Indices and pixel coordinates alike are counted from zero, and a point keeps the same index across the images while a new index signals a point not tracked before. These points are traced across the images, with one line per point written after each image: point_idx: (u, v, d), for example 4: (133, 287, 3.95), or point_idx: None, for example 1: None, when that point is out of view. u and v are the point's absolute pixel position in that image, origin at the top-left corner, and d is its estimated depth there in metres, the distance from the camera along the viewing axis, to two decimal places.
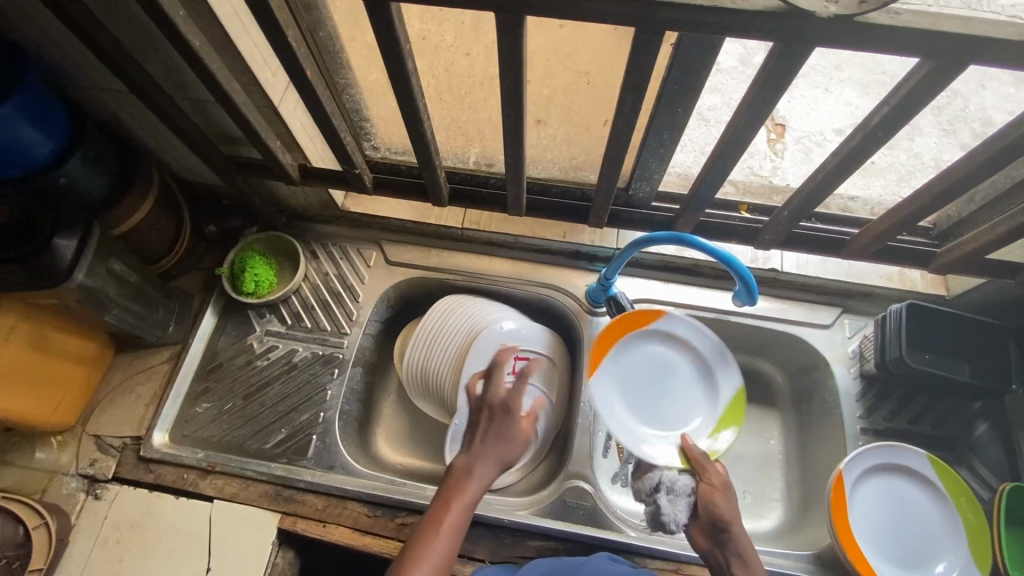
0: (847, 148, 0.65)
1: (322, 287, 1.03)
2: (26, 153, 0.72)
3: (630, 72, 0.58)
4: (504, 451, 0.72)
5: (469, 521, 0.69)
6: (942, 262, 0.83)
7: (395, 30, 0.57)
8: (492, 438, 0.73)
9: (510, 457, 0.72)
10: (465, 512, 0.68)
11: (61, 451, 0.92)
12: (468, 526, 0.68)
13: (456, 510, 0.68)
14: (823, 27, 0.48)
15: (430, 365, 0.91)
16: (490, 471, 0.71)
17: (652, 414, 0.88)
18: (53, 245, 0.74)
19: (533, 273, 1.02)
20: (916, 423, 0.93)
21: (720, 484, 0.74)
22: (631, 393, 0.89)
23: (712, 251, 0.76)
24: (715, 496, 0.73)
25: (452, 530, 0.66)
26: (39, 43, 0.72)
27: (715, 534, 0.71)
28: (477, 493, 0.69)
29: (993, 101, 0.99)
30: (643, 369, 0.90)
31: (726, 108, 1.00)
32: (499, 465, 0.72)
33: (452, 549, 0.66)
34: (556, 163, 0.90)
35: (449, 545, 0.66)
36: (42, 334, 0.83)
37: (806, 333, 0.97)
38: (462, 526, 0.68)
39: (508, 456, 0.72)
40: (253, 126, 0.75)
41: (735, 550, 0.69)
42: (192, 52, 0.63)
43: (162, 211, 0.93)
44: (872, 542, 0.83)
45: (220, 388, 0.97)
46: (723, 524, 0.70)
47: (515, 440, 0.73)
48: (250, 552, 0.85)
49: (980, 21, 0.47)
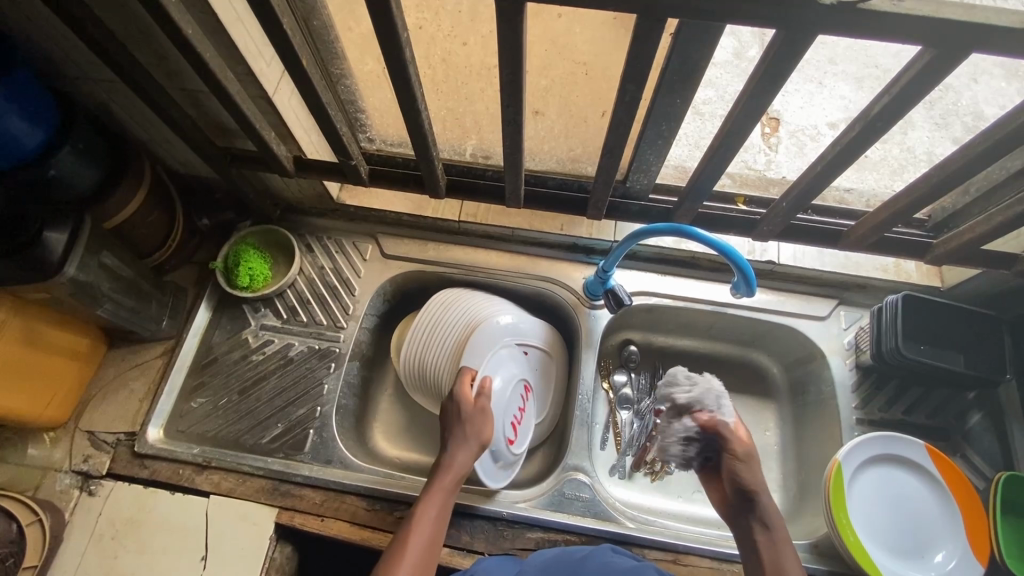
0: (846, 138, 0.65)
1: (318, 281, 1.02)
2: (14, 144, 0.71)
3: (631, 62, 0.57)
4: (469, 435, 0.79)
5: (450, 503, 0.77)
6: (937, 253, 0.84)
7: (392, 18, 0.56)
8: (455, 429, 0.80)
9: (474, 440, 0.79)
10: (442, 502, 0.76)
11: (54, 447, 0.91)
12: (448, 511, 0.76)
13: (433, 500, 0.75)
14: (825, 14, 0.48)
15: (429, 357, 0.90)
16: (459, 455, 0.78)
17: (877, 529, 0.84)
18: (44, 238, 0.73)
19: (530, 266, 1.02)
20: (912, 413, 0.94)
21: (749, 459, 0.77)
22: (893, 522, 0.85)
23: (711, 243, 0.76)
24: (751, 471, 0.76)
25: (432, 516, 0.74)
26: (26, 31, 0.71)
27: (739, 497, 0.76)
28: (450, 482, 0.77)
29: (984, 95, 0.97)
30: (929, 509, 0.85)
31: (721, 102, 0.99)
32: (468, 449, 0.79)
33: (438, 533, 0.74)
34: (554, 155, 0.90)
35: (432, 534, 0.73)
36: (34, 329, 0.82)
37: (801, 325, 0.97)
38: (442, 515, 0.75)
39: (475, 435, 0.79)
40: (247, 116, 0.74)
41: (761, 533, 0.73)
42: (184, 40, 0.62)
43: (154, 204, 0.92)
44: (906, 566, 0.82)
45: (216, 382, 0.96)
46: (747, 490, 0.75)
47: (475, 422, 0.80)
48: (247, 548, 0.84)
49: (982, 8, 0.47)
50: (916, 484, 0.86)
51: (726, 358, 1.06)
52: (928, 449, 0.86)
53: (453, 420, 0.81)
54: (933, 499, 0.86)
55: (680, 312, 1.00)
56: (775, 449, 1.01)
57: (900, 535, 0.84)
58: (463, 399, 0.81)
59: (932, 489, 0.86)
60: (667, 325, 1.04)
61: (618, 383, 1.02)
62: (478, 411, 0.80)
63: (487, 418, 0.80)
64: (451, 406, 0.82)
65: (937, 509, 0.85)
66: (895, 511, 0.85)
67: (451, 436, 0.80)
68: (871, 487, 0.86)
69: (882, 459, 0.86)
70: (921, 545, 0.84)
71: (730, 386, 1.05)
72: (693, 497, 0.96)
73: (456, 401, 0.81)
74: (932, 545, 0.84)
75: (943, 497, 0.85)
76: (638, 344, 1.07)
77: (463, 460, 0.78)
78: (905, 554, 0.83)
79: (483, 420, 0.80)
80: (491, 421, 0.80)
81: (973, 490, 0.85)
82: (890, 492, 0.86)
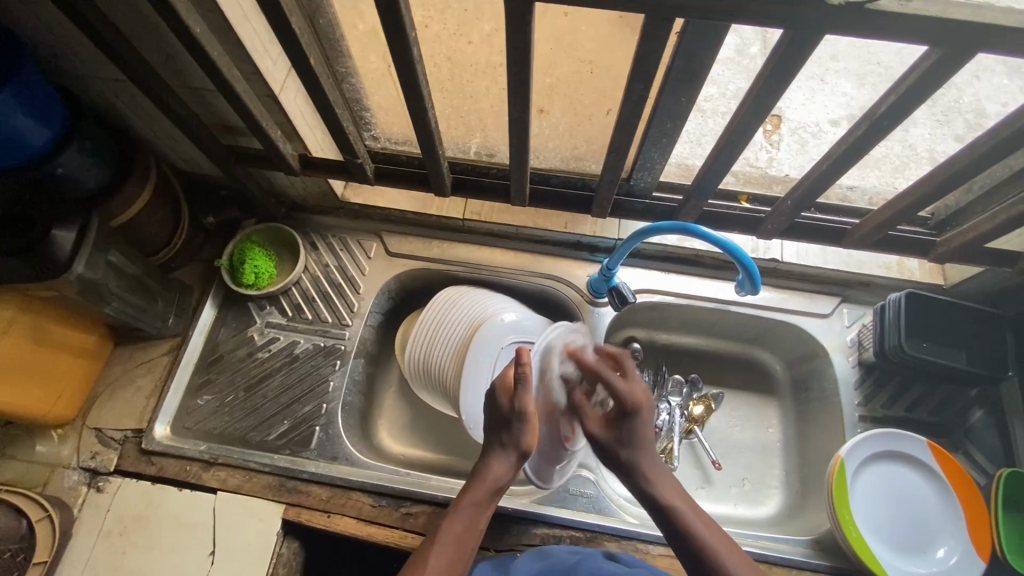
0: (852, 137, 0.65)
1: (323, 279, 1.02)
2: (20, 143, 0.71)
3: (638, 60, 0.58)
4: (508, 443, 0.74)
5: (484, 516, 0.74)
6: (941, 251, 0.84)
7: (401, 17, 0.57)
8: (495, 433, 0.75)
9: (512, 450, 0.74)
10: (474, 515, 0.73)
11: (62, 444, 0.92)
12: (479, 525, 0.72)
13: (462, 512, 0.72)
14: (833, 13, 0.48)
15: (433, 355, 0.89)
16: (495, 466, 0.74)
17: (880, 526, 0.85)
18: (52, 237, 0.73)
19: (534, 263, 1.02)
20: (913, 410, 0.94)
21: (647, 410, 0.73)
22: (896, 518, 0.85)
23: (715, 241, 0.77)
24: (636, 429, 0.73)
25: (460, 529, 0.72)
26: (33, 30, 0.71)
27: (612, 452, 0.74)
28: (483, 494, 0.73)
29: (986, 91, 0.97)
30: (931, 505, 0.86)
31: (723, 98, 1.00)
32: (504, 457, 0.74)
33: (463, 544, 0.71)
34: (559, 154, 0.90)
35: (457, 547, 0.71)
36: (41, 327, 0.82)
37: (803, 322, 0.98)
38: (469, 529, 0.72)
39: (513, 445, 0.74)
40: (253, 114, 0.74)
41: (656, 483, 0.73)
42: (193, 39, 0.62)
43: (159, 202, 0.92)
44: (908, 560, 0.83)
45: (222, 380, 0.96)
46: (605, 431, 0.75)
47: (514, 429, 0.73)
48: (255, 544, 0.84)
49: (988, 9, 0.48)
50: (918, 481, 0.87)
51: (729, 355, 1.07)
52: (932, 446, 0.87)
53: (493, 425, 0.76)
54: (935, 495, 0.86)
55: (683, 310, 1.01)
56: (778, 445, 1.02)
57: (903, 531, 0.85)
58: (504, 402, 0.74)
59: (935, 485, 0.87)
60: (670, 322, 1.05)
61: None
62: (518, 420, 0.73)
63: (526, 423, 0.73)
64: (493, 405, 0.75)
65: (938, 504, 0.86)
66: (898, 507, 0.86)
67: (492, 442, 0.76)
68: (873, 484, 0.86)
69: (885, 455, 0.87)
70: (925, 540, 0.85)
71: (733, 383, 1.05)
72: (696, 493, 0.97)
73: (493, 401, 0.75)
74: (935, 541, 0.84)
75: (945, 493, 0.86)
76: (641, 342, 1.07)
77: (500, 471, 0.73)
78: (908, 549, 0.84)
79: (521, 427, 0.72)
80: (532, 426, 0.73)
81: (975, 487, 0.85)
82: (894, 489, 0.87)
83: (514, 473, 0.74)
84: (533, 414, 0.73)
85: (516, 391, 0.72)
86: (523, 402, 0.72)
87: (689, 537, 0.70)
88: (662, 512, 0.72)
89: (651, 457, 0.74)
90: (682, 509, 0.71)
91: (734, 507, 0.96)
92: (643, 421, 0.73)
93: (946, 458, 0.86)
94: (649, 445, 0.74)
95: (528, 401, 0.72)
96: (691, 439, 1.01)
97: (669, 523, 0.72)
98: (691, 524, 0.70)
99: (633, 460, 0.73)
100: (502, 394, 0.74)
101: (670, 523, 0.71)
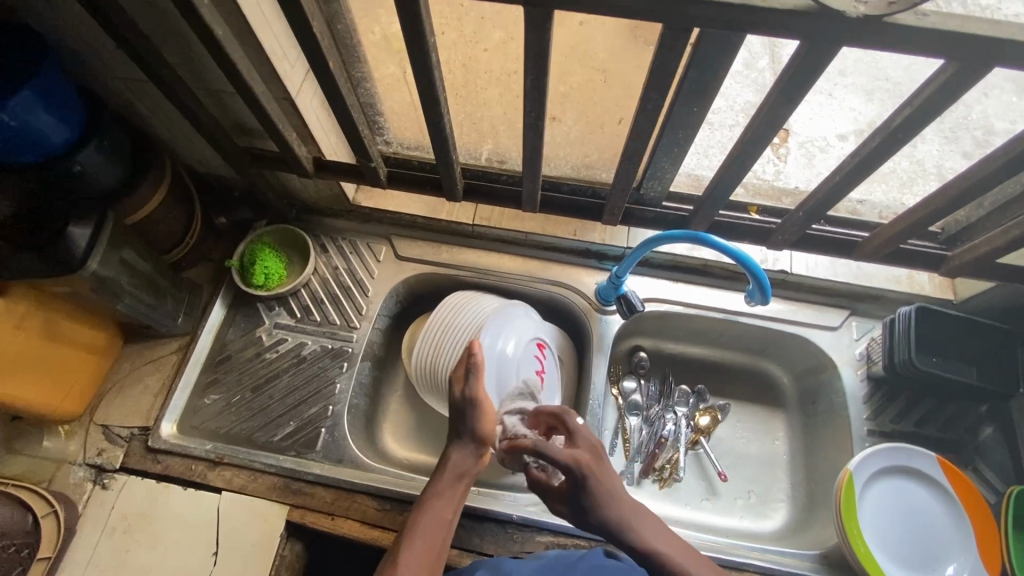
0: (866, 150, 0.66)
1: (332, 281, 1.03)
2: (40, 141, 0.72)
3: (654, 69, 0.58)
4: (464, 431, 0.73)
5: (456, 506, 0.70)
6: (953, 265, 0.84)
7: (421, 22, 0.57)
8: (452, 424, 0.75)
9: (467, 432, 0.73)
10: (443, 506, 0.70)
11: (69, 440, 0.92)
12: (456, 514, 0.70)
13: (431, 506, 0.69)
14: (851, 26, 0.48)
15: (441, 357, 0.88)
16: (456, 453, 0.72)
17: (888, 542, 0.84)
18: (70, 233, 0.74)
19: (542, 270, 1.02)
20: (922, 425, 0.94)
21: (599, 464, 0.67)
22: (904, 534, 0.85)
23: (728, 251, 0.77)
24: (595, 490, 0.65)
25: (433, 521, 0.68)
26: (57, 29, 0.72)
27: (580, 521, 0.68)
28: (444, 484, 0.71)
29: (994, 109, 0.98)
30: (940, 520, 0.85)
31: (731, 111, 1.01)
32: (463, 447, 0.73)
33: (439, 536, 0.68)
34: (568, 161, 0.89)
35: (433, 537, 0.67)
36: (53, 323, 0.83)
37: (812, 334, 0.97)
38: (439, 520, 0.68)
39: (468, 430, 0.73)
40: (269, 116, 0.75)
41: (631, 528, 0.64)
42: (214, 40, 0.63)
43: (173, 202, 0.93)
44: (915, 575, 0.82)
45: (229, 380, 0.97)
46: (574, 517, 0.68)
47: (465, 415, 0.73)
48: (259, 545, 0.84)
49: (1005, 24, 0.48)
50: (927, 496, 0.86)
51: (736, 366, 1.06)
52: (942, 462, 0.86)
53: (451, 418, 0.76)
54: (944, 510, 0.86)
55: (691, 319, 1.01)
56: (785, 458, 1.01)
57: (911, 548, 0.84)
58: (456, 390, 0.74)
59: (944, 501, 0.86)
60: (678, 332, 1.05)
61: (627, 390, 1.02)
62: (468, 404, 0.73)
63: (480, 410, 0.72)
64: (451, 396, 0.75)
65: (948, 520, 0.85)
66: (906, 522, 0.85)
67: (451, 437, 0.75)
68: (880, 500, 0.86)
69: (893, 470, 0.87)
70: (933, 554, 0.84)
71: (740, 394, 1.05)
72: (701, 505, 0.96)
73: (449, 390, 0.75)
74: (943, 557, 0.84)
75: (955, 509, 0.85)
76: (648, 351, 1.07)
77: (461, 459, 0.72)
78: (917, 564, 0.83)
79: (474, 414, 0.72)
80: (484, 411, 0.72)
81: (985, 505, 0.84)
82: (902, 505, 0.86)
83: (476, 462, 0.73)
84: (486, 400, 0.73)
85: (468, 379, 0.74)
86: (474, 386, 0.72)
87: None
88: (652, 565, 0.64)
89: (633, 507, 0.66)
90: (658, 550, 0.64)
91: (739, 520, 0.95)
92: (598, 481, 0.66)
93: (959, 474, 0.86)
94: (618, 493, 0.66)
95: (479, 387, 0.73)
96: (697, 450, 1.00)
97: None
98: (681, 570, 0.63)
99: (605, 516, 0.65)
100: (454, 384, 0.74)
101: None
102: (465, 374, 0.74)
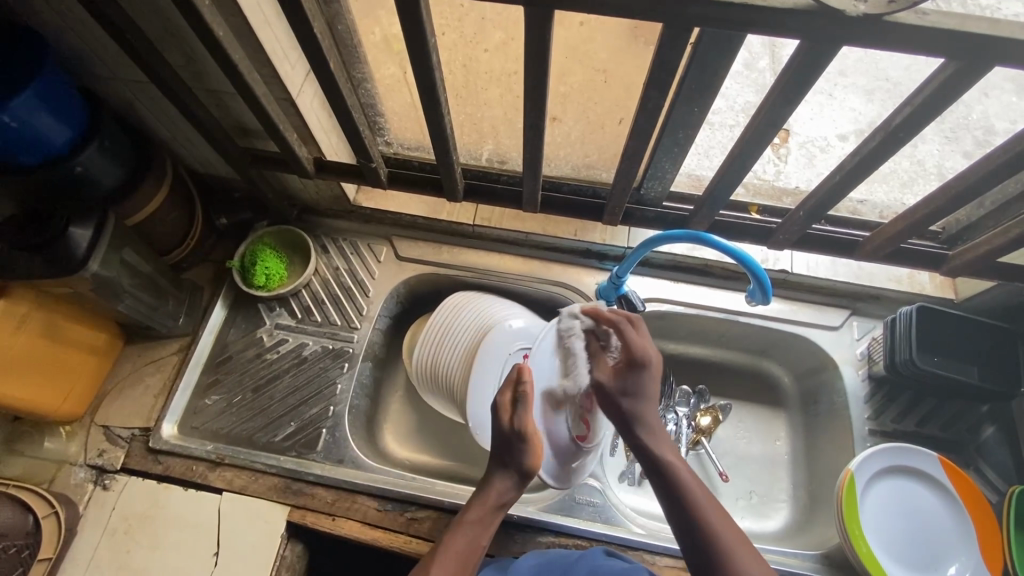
0: (865, 150, 0.66)
1: (333, 282, 1.03)
2: (42, 142, 0.72)
3: (653, 69, 0.58)
4: (509, 463, 0.74)
5: (489, 531, 0.74)
6: (954, 265, 0.84)
7: (421, 23, 0.57)
8: (496, 454, 0.76)
9: (514, 467, 0.74)
10: (477, 532, 0.72)
11: (70, 441, 0.92)
12: (487, 540, 0.73)
13: (466, 527, 0.72)
14: (850, 26, 0.48)
15: (442, 359, 0.87)
16: (501, 484, 0.75)
17: (891, 542, 0.84)
18: (69, 233, 0.74)
19: (543, 271, 1.02)
20: (923, 425, 0.94)
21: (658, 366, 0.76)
22: (906, 533, 0.84)
23: (728, 250, 0.76)
24: (644, 382, 0.75)
25: (467, 545, 0.71)
26: (58, 30, 0.72)
27: (610, 403, 0.77)
28: (484, 511, 0.73)
29: (994, 109, 0.98)
30: (943, 521, 0.85)
31: (731, 111, 1.01)
32: (507, 477, 0.75)
33: (469, 563, 0.70)
34: (569, 162, 0.90)
35: (462, 556, 0.70)
36: (54, 323, 0.83)
37: (811, 333, 0.97)
38: (473, 544, 0.71)
39: (515, 464, 0.74)
40: (271, 117, 0.75)
41: (654, 432, 0.74)
42: (216, 41, 0.63)
43: (174, 202, 0.93)
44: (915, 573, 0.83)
45: (230, 380, 0.97)
46: (625, 393, 0.75)
47: (515, 450, 0.74)
48: (260, 546, 0.84)
49: (1005, 23, 0.48)
50: (929, 497, 0.86)
51: (737, 366, 1.06)
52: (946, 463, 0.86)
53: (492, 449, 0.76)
54: (946, 512, 0.85)
55: (691, 319, 1.01)
56: (786, 458, 1.01)
57: (912, 547, 0.84)
58: (503, 421, 0.74)
59: (948, 502, 0.86)
60: (678, 332, 1.04)
61: None
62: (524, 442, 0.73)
63: (527, 443, 0.73)
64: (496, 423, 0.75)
65: (950, 522, 0.85)
66: (909, 523, 0.85)
67: (494, 462, 0.76)
68: (882, 499, 0.85)
69: (895, 470, 0.86)
70: (935, 556, 0.84)
71: (741, 394, 1.05)
72: None
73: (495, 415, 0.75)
74: (944, 558, 0.83)
75: (958, 509, 0.85)
76: None
77: (503, 490, 0.75)
78: (919, 564, 0.83)
79: (523, 447, 0.73)
80: (533, 444, 0.73)
81: (987, 506, 0.85)
82: (905, 505, 0.86)
83: (515, 493, 0.75)
84: (534, 432, 0.73)
85: (516, 409, 0.73)
86: (524, 421, 0.73)
87: (682, 499, 0.69)
88: (668, 484, 0.71)
89: (658, 426, 0.75)
90: (675, 466, 0.72)
91: (741, 520, 0.95)
92: (651, 376, 0.75)
93: (963, 476, 0.86)
94: (654, 401, 0.76)
95: (528, 419, 0.73)
96: (698, 450, 1.00)
97: (675, 502, 0.69)
98: (699, 504, 0.68)
99: (634, 410, 0.74)
100: (501, 413, 0.74)
101: (694, 532, 0.67)
102: (513, 403, 0.74)
